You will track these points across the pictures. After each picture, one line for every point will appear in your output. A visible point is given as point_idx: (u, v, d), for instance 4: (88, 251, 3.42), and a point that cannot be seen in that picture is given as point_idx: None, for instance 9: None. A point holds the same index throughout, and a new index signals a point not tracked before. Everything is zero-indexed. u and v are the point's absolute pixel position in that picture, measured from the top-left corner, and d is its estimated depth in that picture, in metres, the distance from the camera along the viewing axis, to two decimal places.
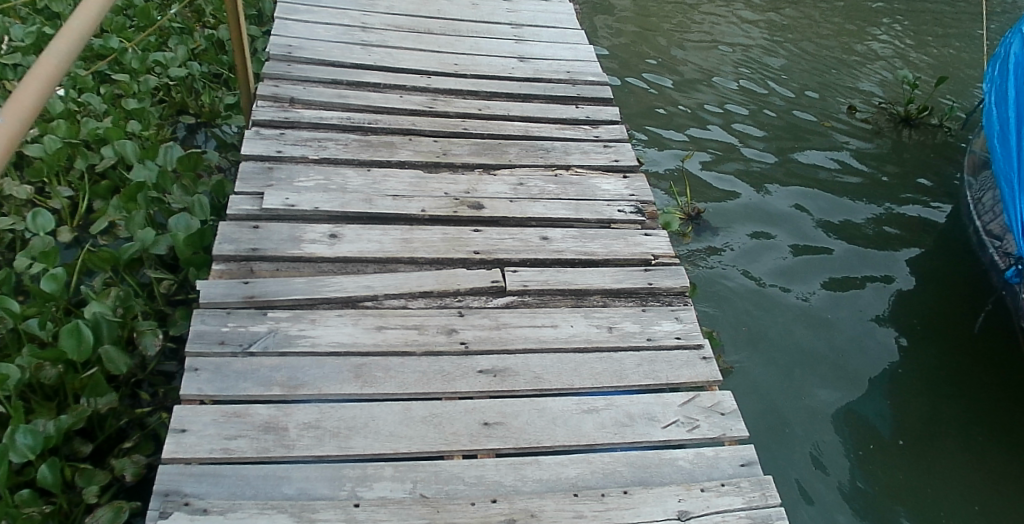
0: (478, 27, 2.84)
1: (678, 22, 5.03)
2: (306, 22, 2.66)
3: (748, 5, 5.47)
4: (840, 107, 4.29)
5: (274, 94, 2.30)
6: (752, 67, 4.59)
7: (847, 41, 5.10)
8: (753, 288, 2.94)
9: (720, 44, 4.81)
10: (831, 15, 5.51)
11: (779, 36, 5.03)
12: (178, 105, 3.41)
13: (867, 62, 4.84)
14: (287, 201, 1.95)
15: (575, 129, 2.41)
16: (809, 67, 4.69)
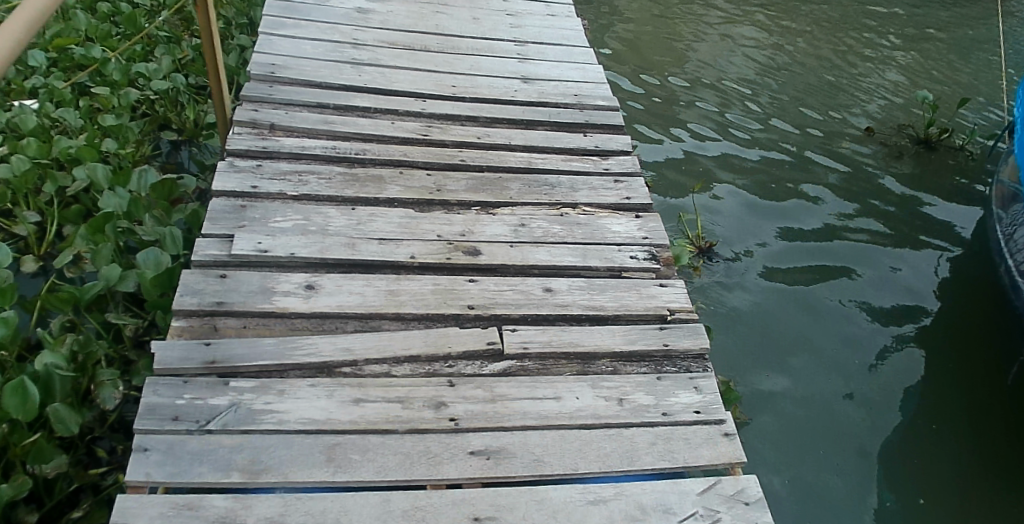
0: (479, 44, 2.63)
1: (685, 40, 4.88)
2: (293, 38, 2.45)
3: (759, 21, 5.31)
4: (856, 128, 4.09)
5: (253, 120, 2.09)
6: (762, 86, 4.42)
7: (863, 61, 4.90)
8: (770, 327, 2.70)
9: (730, 62, 4.65)
10: (847, 33, 5.31)
11: (791, 54, 4.86)
12: (160, 119, 3.21)
13: (885, 82, 4.63)
14: (259, 246, 1.74)
15: (583, 161, 2.19)
16: (822, 86, 4.50)
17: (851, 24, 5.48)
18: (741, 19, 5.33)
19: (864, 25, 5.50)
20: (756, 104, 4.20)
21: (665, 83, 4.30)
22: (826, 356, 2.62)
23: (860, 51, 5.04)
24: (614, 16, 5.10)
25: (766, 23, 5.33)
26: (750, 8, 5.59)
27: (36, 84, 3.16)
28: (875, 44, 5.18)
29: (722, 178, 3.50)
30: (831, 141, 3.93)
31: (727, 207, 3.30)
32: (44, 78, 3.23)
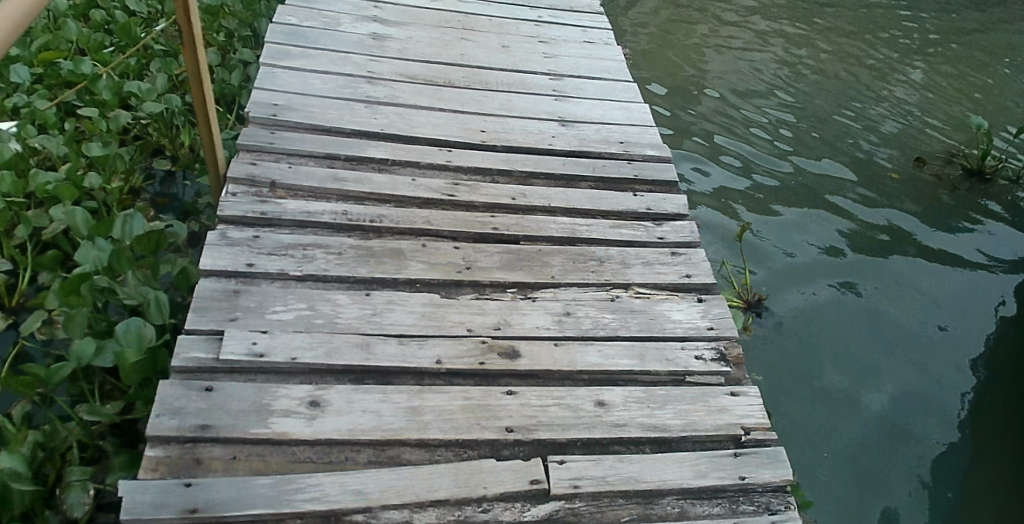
0: (510, 78, 2.32)
1: (718, 44, 4.58)
2: (300, 71, 2.16)
3: (802, 29, 5.00)
4: (901, 152, 3.76)
5: (250, 176, 1.79)
6: (797, 97, 4.13)
7: (909, 79, 4.54)
8: (822, 382, 2.37)
9: (772, 71, 4.35)
10: (891, 48, 4.95)
11: (835, 66, 4.54)
12: (154, 145, 2.95)
13: (933, 105, 4.28)
14: (254, 347, 1.43)
15: (634, 228, 1.89)
16: (866, 103, 4.18)
17: (895, 37, 5.12)
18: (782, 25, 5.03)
19: (910, 39, 5.14)
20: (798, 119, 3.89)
21: (699, 88, 4.03)
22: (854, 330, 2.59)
23: (906, 68, 4.68)
24: (644, 13, 4.81)
25: (804, 30, 4.99)
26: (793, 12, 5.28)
27: (19, 104, 2.86)
28: (922, 62, 4.81)
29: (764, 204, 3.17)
30: (871, 161, 3.63)
31: (767, 231, 3.00)
32: (28, 96, 2.93)
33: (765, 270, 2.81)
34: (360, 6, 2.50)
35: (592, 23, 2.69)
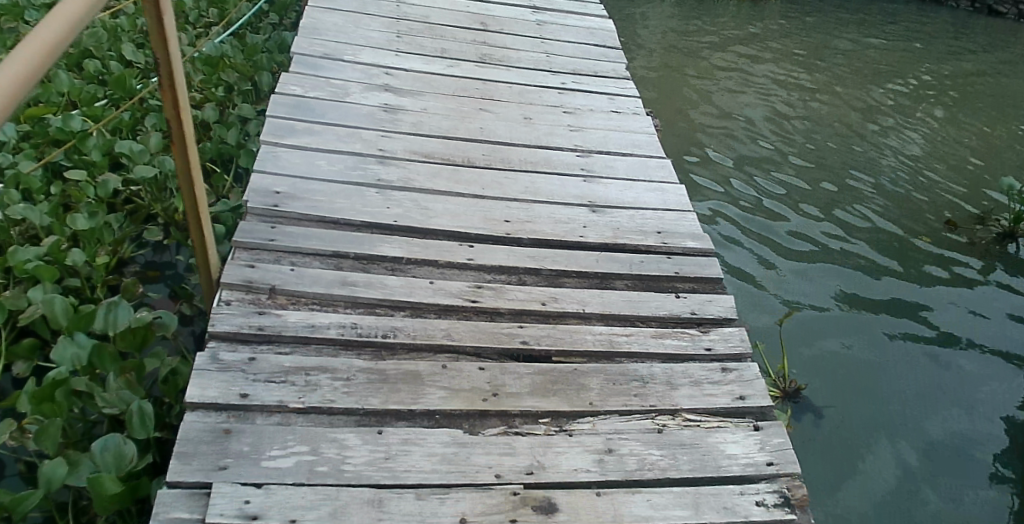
0: (534, 156, 2.13)
1: (732, 120, 4.67)
2: (305, 150, 1.98)
3: (825, 107, 5.17)
4: (926, 220, 3.72)
5: (248, 281, 1.59)
6: (814, 167, 4.17)
7: (926, 155, 4.56)
8: (864, 462, 2.32)
9: (797, 142, 4.46)
10: (903, 129, 5.01)
11: (858, 139, 4.63)
12: (146, 211, 2.74)
13: (953, 179, 4.27)
14: (247, 507, 1.21)
15: (678, 337, 1.68)
16: (884, 172, 4.19)
17: (906, 119, 5.18)
18: (806, 102, 5.21)
19: (920, 121, 5.20)
20: (825, 186, 3.94)
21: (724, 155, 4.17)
22: (878, 379, 2.65)
23: (921, 145, 4.71)
24: (659, 91, 4.96)
25: (817, 109, 5.10)
26: (816, 93, 5.48)
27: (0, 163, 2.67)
28: (935, 141, 4.85)
29: (796, 272, 3.17)
30: (894, 228, 3.61)
31: (798, 302, 2.98)
32: (12, 156, 2.74)
33: (799, 345, 2.75)
34: (371, 72, 2.32)
35: (619, 90, 2.50)
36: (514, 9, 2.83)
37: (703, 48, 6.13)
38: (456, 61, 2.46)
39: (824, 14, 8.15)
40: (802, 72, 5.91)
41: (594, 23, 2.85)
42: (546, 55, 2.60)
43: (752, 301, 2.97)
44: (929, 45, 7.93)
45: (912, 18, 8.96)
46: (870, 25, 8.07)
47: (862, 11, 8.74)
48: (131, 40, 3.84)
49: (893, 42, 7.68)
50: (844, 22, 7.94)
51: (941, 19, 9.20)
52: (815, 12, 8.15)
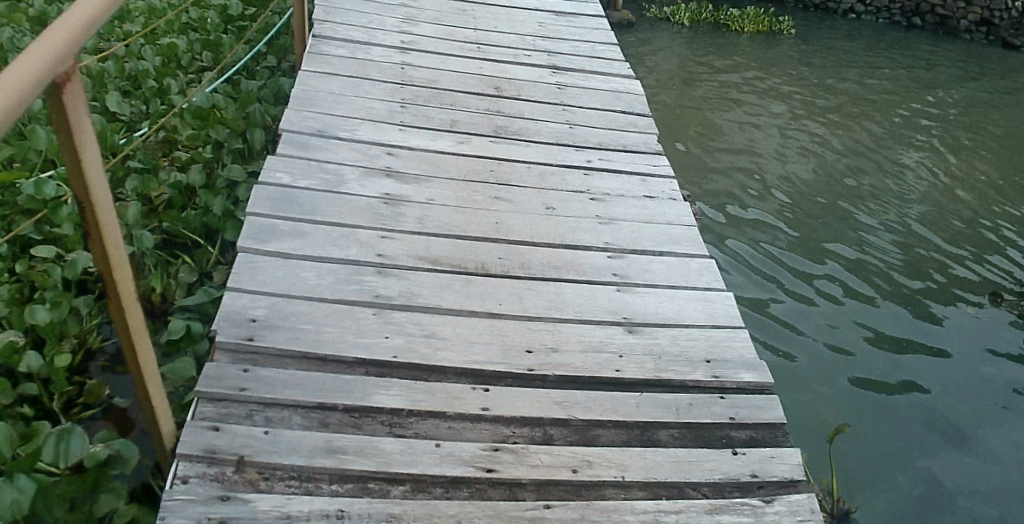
0: (558, 258, 1.82)
1: (753, 183, 4.71)
2: (289, 258, 1.67)
3: (855, 167, 5.12)
4: (953, 290, 3.75)
5: (212, 449, 1.29)
6: (839, 232, 4.20)
7: (947, 216, 4.58)
8: None
9: (829, 212, 4.41)
10: (923, 184, 5.03)
11: (892, 208, 4.57)
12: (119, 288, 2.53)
13: (976, 242, 4.29)
14: None
15: (738, 509, 1.37)
16: (907, 236, 4.23)
17: (936, 180, 5.12)
18: (835, 161, 5.16)
19: (938, 174, 5.22)
20: (862, 266, 3.87)
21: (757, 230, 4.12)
22: (914, 452, 2.71)
23: (942, 204, 4.73)
24: (677, 156, 5.00)
25: (847, 171, 5.06)
26: (845, 148, 5.44)
27: None
28: (954, 198, 4.86)
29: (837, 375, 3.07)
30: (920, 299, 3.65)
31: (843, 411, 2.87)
32: None
33: (849, 462, 2.62)
34: (370, 153, 2.02)
35: (651, 170, 2.20)
36: (533, 70, 2.55)
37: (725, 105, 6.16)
38: (468, 136, 2.16)
39: (833, 72, 8.16)
40: (828, 125, 5.87)
41: (621, 85, 2.56)
42: (569, 127, 2.30)
43: (795, 408, 2.86)
44: (943, 102, 7.85)
45: (921, 68, 8.93)
46: (879, 84, 8.05)
47: (870, 65, 8.71)
48: (117, 87, 3.87)
49: (904, 102, 7.64)
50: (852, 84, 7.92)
51: (951, 66, 9.15)
52: (822, 72, 8.16)
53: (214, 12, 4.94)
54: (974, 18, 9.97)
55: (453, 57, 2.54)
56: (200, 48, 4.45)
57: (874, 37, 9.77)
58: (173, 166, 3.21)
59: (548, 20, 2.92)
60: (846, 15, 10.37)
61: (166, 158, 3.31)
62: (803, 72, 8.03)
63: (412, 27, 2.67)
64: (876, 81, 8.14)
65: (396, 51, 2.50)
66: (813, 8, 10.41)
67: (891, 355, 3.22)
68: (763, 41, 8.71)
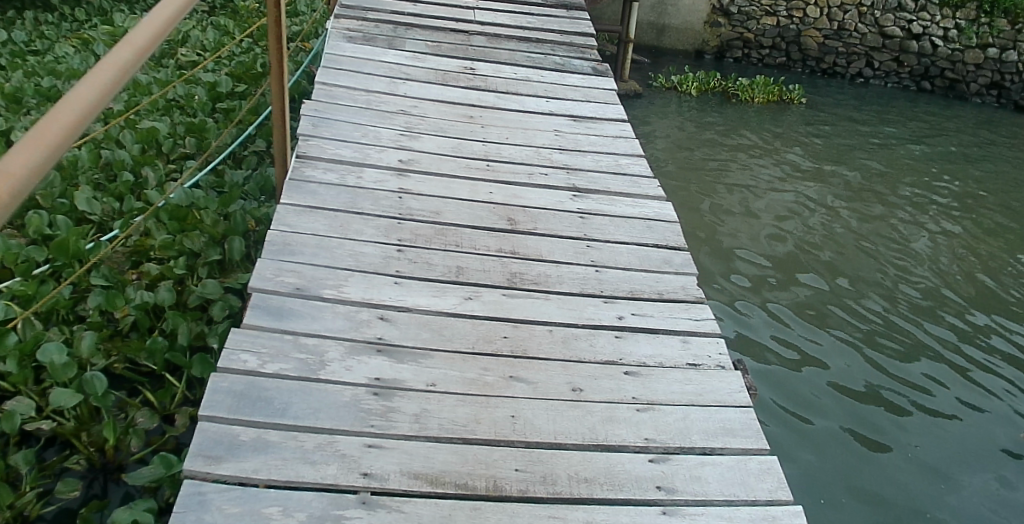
0: (589, 467, 1.46)
1: (762, 243, 4.77)
2: (250, 485, 1.31)
3: (852, 233, 5.07)
4: (969, 345, 3.80)
5: None
6: (851, 288, 4.25)
7: (957, 276, 4.64)
8: None
9: (829, 280, 4.33)
10: (930, 244, 5.08)
11: (889, 274, 4.49)
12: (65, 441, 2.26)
13: (986, 299, 4.35)
14: None
15: None
16: (919, 293, 4.30)
17: (927, 243, 5.09)
18: (831, 228, 5.12)
19: (928, 234, 5.26)
20: (867, 336, 3.77)
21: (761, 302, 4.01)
22: None
23: (945, 265, 4.78)
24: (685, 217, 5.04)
25: (844, 237, 5.00)
26: (838, 215, 5.39)
27: None
28: (964, 261, 4.89)
29: (854, 457, 2.93)
30: (937, 349, 3.72)
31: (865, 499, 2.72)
32: None
33: None
34: (357, 318, 1.67)
35: (691, 328, 1.88)
36: (551, 193, 2.24)
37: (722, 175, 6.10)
38: (476, 290, 1.83)
39: (844, 141, 8.00)
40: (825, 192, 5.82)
41: (651, 211, 2.27)
42: (594, 270, 1.99)
43: (816, 501, 2.69)
44: (960, 171, 7.68)
45: (934, 135, 8.80)
46: (894, 153, 7.89)
47: (881, 132, 8.56)
48: (90, 181, 3.69)
49: (920, 172, 7.46)
50: (868, 154, 7.73)
51: (964, 131, 9.05)
52: (834, 140, 8.00)
53: (203, 92, 4.77)
54: (984, 81, 9.91)
55: (460, 179, 2.20)
56: (185, 131, 4.25)
57: (883, 102, 9.70)
58: (141, 280, 2.92)
59: (565, 126, 2.60)
60: (854, 79, 10.28)
61: (134, 272, 3.02)
62: (812, 140, 7.89)
63: (413, 140, 2.33)
64: (888, 148, 8.00)
65: (392, 175, 2.15)
66: (821, 72, 10.31)
67: (906, 431, 3.11)
68: (775, 111, 8.50)
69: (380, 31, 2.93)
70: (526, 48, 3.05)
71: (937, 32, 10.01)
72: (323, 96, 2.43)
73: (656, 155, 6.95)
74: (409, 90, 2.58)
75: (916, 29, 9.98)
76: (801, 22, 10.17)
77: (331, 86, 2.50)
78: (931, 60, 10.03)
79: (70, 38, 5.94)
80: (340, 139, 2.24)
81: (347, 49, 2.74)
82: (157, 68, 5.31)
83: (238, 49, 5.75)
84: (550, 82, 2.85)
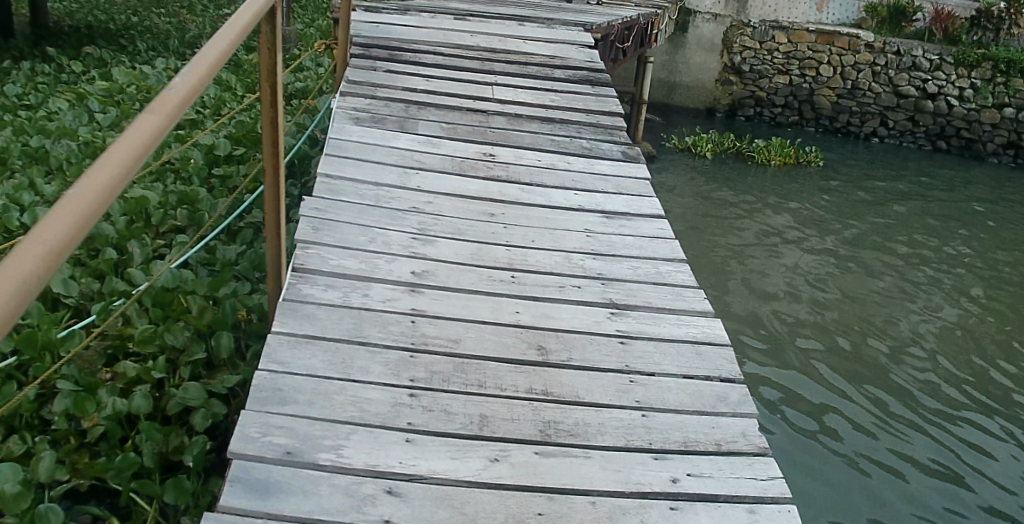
0: None
1: (760, 286, 5.57)
2: None
3: (859, 315, 5.24)
4: (945, 403, 4.20)
5: None
6: (834, 336, 4.89)
7: (951, 343, 4.99)
8: None
9: (850, 370, 4.45)
10: (933, 313, 5.43)
11: (903, 359, 4.66)
12: None
13: (976, 367, 4.66)
14: None
15: None
16: (902, 350, 4.78)
17: (927, 318, 5.33)
18: (840, 311, 5.28)
19: (928, 308, 5.50)
20: (896, 430, 3.90)
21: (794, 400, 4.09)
22: None
23: (949, 342, 4.99)
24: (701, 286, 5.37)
25: (852, 319, 5.17)
26: (843, 294, 5.59)
27: None
28: (956, 325, 5.29)
29: None
30: (907, 399, 4.20)
31: None
32: None
33: None
34: (359, 493, 1.35)
35: (756, 494, 1.52)
36: (585, 309, 1.95)
37: (733, 253, 6.18)
38: (505, 448, 1.51)
39: (861, 204, 7.82)
40: (828, 271, 6.01)
41: (699, 331, 1.98)
42: (640, 414, 1.68)
43: None
44: (984, 235, 7.50)
45: (950, 197, 8.65)
46: (913, 217, 7.71)
47: (897, 194, 8.42)
48: (71, 258, 3.48)
49: (944, 237, 7.26)
50: (888, 219, 7.52)
51: (979, 194, 8.93)
52: (851, 203, 7.79)
53: (199, 156, 4.65)
54: (1000, 141, 10.24)
55: (481, 295, 1.91)
56: (177, 200, 4.08)
57: (893, 167, 9.67)
58: (114, 382, 2.65)
59: (597, 224, 2.33)
60: (869, 138, 10.75)
61: (108, 371, 2.75)
62: (828, 201, 7.72)
63: (428, 246, 2.04)
64: (907, 212, 7.81)
65: (404, 291, 1.85)
66: (835, 130, 10.86)
67: None
68: (792, 173, 8.30)
69: (390, 111, 2.68)
70: (549, 129, 2.80)
71: (953, 91, 10.42)
72: (327, 190, 2.16)
73: (670, 216, 6.84)
74: (422, 182, 2.31)
75: (931, 88, 10.45)
76: (814, 80, 10.83)
77: (335, 178, 2.23)
78: (946, 119, 10.44)
79: (65, 92, 5.80)
80: (345, 245, 1.96)
81: (354, 133, 2.49)
82: None
83: (243, 112, 5.67)
84: (578, 170, 2.59)
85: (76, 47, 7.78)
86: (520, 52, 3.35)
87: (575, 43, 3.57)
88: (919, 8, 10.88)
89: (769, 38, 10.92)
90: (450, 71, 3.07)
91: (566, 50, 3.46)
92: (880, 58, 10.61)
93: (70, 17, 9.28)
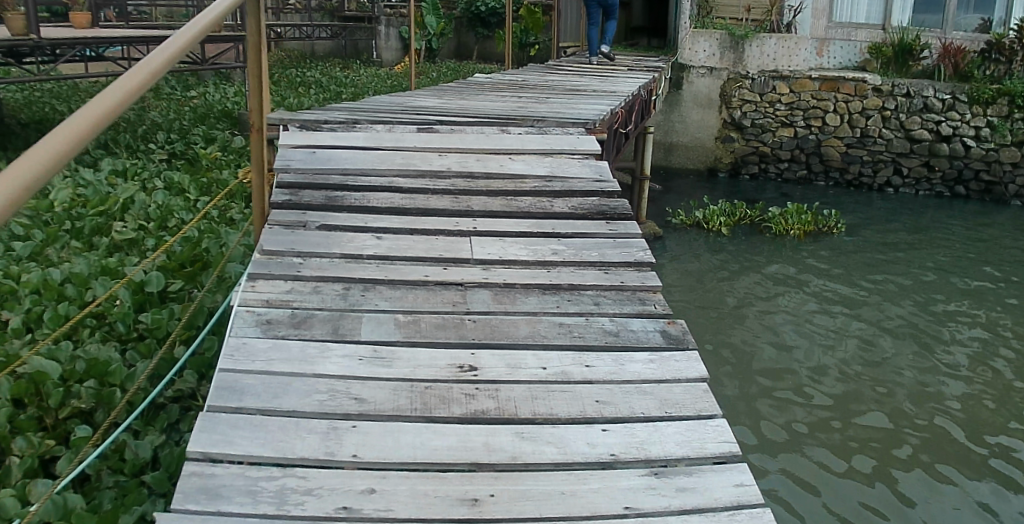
0: None
1: (760, 347, 5.30)
2: None
3: (897, 398, 4.64)
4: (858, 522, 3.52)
5: None
6: (835, 417, 4.44)
7: (950, 461, 4.00)
8: None
9: (892, 474, 3.89)
10: (975, 394, 4.70)
11: (952, 454, 4.07)
12: None
13: (970, 498, 3.70)
14: None
15: None
16: (893, 452, 4.08)
17: (972, 394, 4.71)
18: (875, 394, 4.68)
19: (972, 382, 4.86)
20: None
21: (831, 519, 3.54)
22: None
23: (1002, 425, 4.37)
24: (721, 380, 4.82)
25: (889, 404, 4.58)
26: (878, 372, 4.97)
27: None
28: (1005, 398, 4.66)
29: None
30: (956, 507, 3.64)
31: None
32: None
33: None
34: None
35: None
36: None
37: (751, 328, 5.60)
38: None
39: (900, 267, 6.94)
40: (855, 343, 5.39)
41: None
42: None
43: None
44: None
45: (990, 248, 7.78)
46: (961, 275, 6.82)
47: (932, 250, 7.57)
48: None
49: (1003, 296, 6.32)
50: (934, 281, 6.63)
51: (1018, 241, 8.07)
52: (889, 267, 6.91)
53: (125, 296, 3.73)
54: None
55: None
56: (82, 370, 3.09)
57: (918, 219, 8.86)
58: None
59: (645, 492, 1.43)
60: (883, 189, 10.09)
61: None
62: (857, 266, 6.92)
63: None
64: (953, 270, 6.93)
65: None
66: (846, 184, 10.21)
67: None
68: (817, 242, 7.48)
69: (322, 301, 1.86)
70: (552, 304, 1.97)
71: (969, 131, 9.68)
72: (197, 495, 1.29)
73: (679, 287, 6.32)
74: (359, 447, 1.45)
75: (945, 130, 9.72)
76: (821, 132, 10.18)
77: (218, 462, 1.38)
78: (964, 162, 9.76)
79: None
80: None
81: (260, 354, 1.65)
82: (82, 253, 4.35)
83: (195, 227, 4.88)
84: (602, 378, 1.73)
85: (19, 146, 7.07)
86: (505, 174, 2.54)
87: (577, 153, 2.77)
88: (926, 45, 9.90)
89: (770, 89, 10.21)
90: (411, 219, 2.26)
91: (565, 165, 2.65)
92: (889, 102, 9.87)
93: (24, 106, 8.61)
